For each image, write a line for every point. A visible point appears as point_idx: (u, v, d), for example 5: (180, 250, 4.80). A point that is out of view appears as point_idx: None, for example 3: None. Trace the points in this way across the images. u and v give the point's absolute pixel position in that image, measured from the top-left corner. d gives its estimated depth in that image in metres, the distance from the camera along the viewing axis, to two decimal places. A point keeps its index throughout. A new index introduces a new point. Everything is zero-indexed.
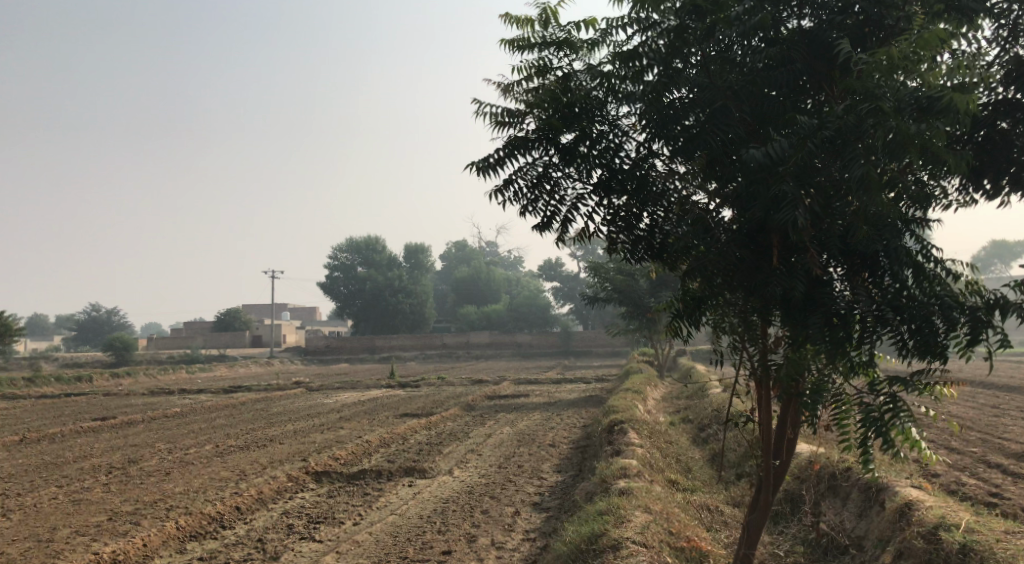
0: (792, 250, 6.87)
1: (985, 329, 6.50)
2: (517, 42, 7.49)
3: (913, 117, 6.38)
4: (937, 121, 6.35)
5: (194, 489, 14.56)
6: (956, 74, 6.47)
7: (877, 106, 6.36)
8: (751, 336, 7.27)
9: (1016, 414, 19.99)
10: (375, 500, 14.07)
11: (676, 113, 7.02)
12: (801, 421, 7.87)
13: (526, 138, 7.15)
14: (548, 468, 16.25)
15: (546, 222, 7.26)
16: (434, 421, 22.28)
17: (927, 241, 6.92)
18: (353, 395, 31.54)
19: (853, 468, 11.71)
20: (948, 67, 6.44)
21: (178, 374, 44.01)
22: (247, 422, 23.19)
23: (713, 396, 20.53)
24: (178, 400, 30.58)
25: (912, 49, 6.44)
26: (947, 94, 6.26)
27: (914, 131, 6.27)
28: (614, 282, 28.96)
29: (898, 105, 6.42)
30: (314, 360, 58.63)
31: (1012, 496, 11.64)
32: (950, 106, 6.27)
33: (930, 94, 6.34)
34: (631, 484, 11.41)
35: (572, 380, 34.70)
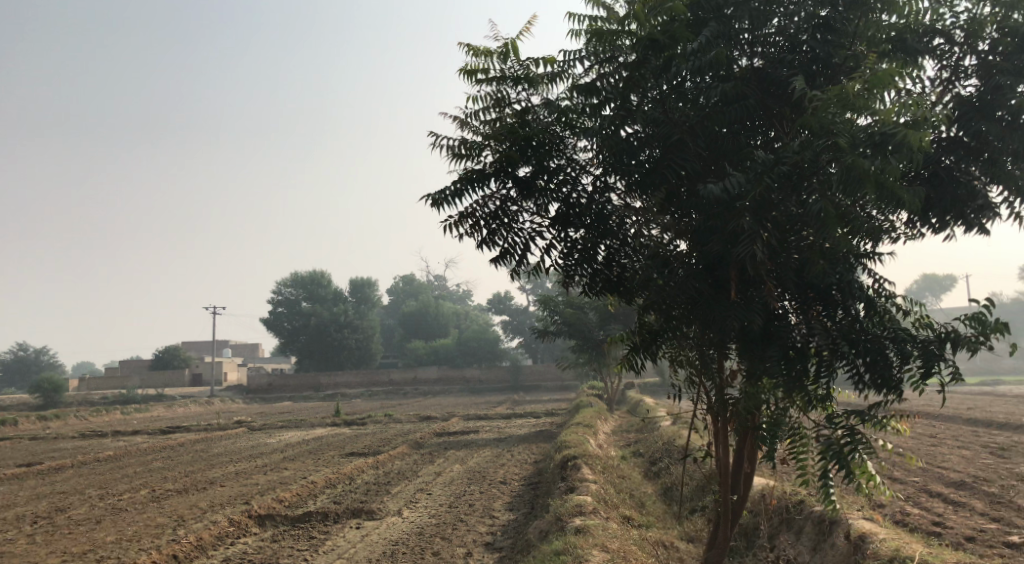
0: (748, 283, 6.88)
1: (937, 361, 6.54)
2: (475, 75, 7.42)
3: (868, 153, 6.37)
4: (892, 158, 6.32)
5: (128, 537, 14.03)
6: (908, 112, 6.49)
7: (834, 141, 6.40)
8: (709, 371, 7.23)
9: (956, 442, 20.34)
10: (321, 544, 13.69)
11: (632, 148, 7.00)
12: (758, 454, 7.82)
13: (483, 171, 7.07)
14: (500, 507, 16.02)
15: (503, 255, 7.16)
16: (382, 459, 21.91)
17: (878, 275, 6.98)
18: (297, 434, 30.92)
19: (806, 500, 11.71)
20: (899, 103, 6.45)
21: (113, 415, 42.80)
22: (186, 465, 22.54)
23: (663, 429, 20.50)
24: (112, 442, 29.67)
25: (865, 87, 6.47)
26: (899, 131, 6.26)
27: (871, 166, 6.27)
28: (563, 315, 28.92)
29: (853, 140, 6.46)
30: (257, 399, 57.56)
31: (955, 525, 11.76)
32: (904, 142, 6.28)
33: (883, 130, 6.35)
34: (586, 522, 11.24)
35: (522, 414, 34.51)
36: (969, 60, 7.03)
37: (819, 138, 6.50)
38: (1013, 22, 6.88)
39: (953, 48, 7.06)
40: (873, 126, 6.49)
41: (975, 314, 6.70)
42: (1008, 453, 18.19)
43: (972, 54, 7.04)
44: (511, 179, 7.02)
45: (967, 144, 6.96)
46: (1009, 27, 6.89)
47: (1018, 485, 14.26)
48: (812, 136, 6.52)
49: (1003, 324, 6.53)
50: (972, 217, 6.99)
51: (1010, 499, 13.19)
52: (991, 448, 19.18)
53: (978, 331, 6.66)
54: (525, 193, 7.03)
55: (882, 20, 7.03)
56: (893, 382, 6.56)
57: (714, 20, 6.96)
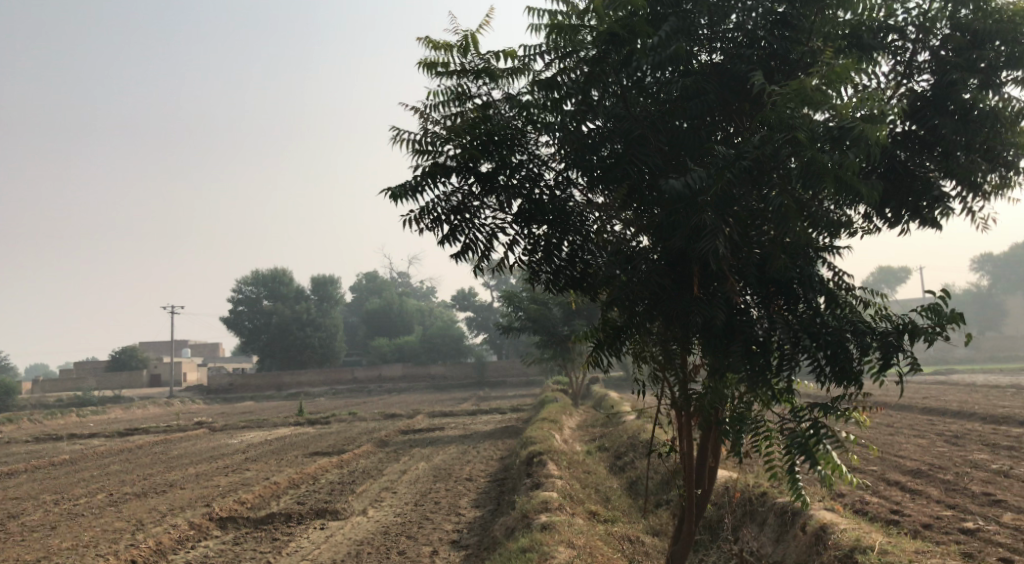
0: (711, 277, 6.88)
1: (896, 352, 6.60)
2: (436, 68, 7.35)
3: (826, 147, 6.44)
4: (850, 150, 6.38)
5: (86, 543, 13.78)
6: (865, 106, 6.52)
7: (793, 135, 6.41)
8: (672, 366, 7.24)
9: (913, 431, 20.68)
10: (284, 545, 13.57)
11: (594, 143, 6.99)
12: (722, 448, 7.83)
13: (445, 165, 7.00)
14: (465, 504, 15.98)
15: (465, 251, 7.11)
16: (346, 458, 21.78)
17: (838, 267, 7.02)
18: (259, 434, 30.62)
19: (769, 492, 11.82)
20: (856, 98, 6.48)
21: (69, 418, 42.08)
22: (145, 468, 22.20)
23: (628, 423, 20.57)
24: (69, 446, 29.12)
25: (822, 83, 6.48)
26: (857, 124, 6.30)
27: (830, 162, 6.31)
28: (527, 311, 28.91)
29: (812, 135, 6.48)
30: (217, 399, 56.86)
31: (913, 512, 11.94)
32: (861, 136, 6.31)
33: (841, 124, 6.40)
34: (552, 519, 11.23)
35: (487, 411, 34.50)
36: (922, 56, 7.09)
37: (780, 132, 6.49)
38: (963, 18, 6.99)
39: (907, 44, 7.13)
40: (831, 120, 6.52)
41: (932, 305, 6.77)
42: (964, 441, 18.50)
43: (925, 49, 7.09)
44: (473, 174, 6.97)
45: (921, 138, 7.04)
46: (960, 23, 7.00)
47: (973, 472, 14.52)
48: (773, 131, 6.52)
49: (959, 314, 6.60)
50: (926, 211, 7.06)
51: (965, 486, 13.42)
52: (946, 437, 19.52)
53: (935, 322, 6.74)
54: (487, 188, 6.99)
55: (838, 18, 7.07)
56: (853, 374, 6.60)
57: (674, 16, 6.97)
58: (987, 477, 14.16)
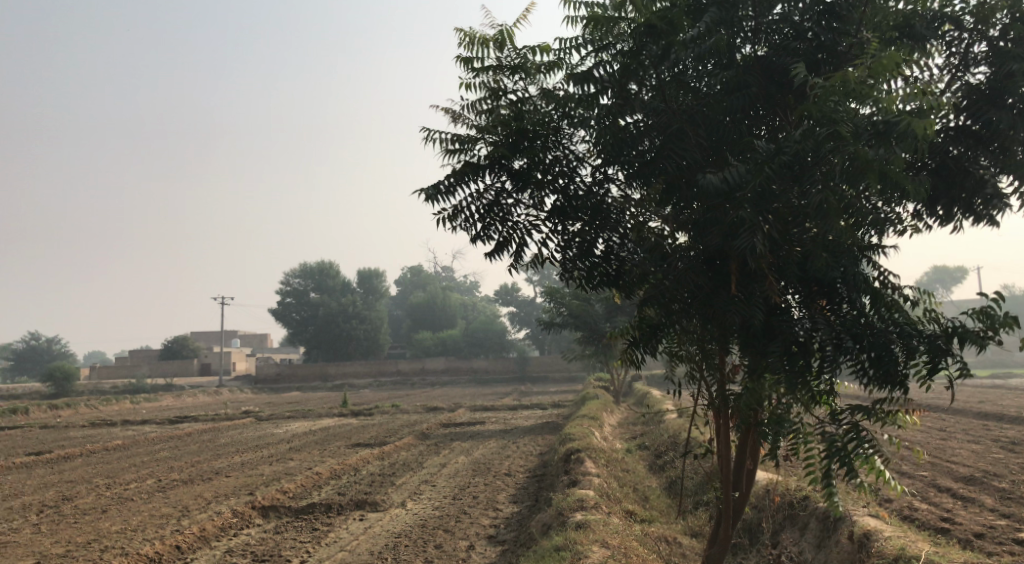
0: (749, 277, 6.69)
1: (945, 356, 6.36)
2: (472, 64, 7.29)
3: (870, 142, 6.22)
4: (896, 146, 6.15)
5: (132, 527, 13.98)
6: (914, 100, 6.29)
7: (835, 130, 6.20)
8: (710, 365, 7.09)
9: (963, 436, 20.17)
10: (324, 535, 13.64)
11: (631, 138, 6.85)
12: (761, 450, 7.65)
13: (476, 164, 6.91)
14: (504, 499, 15.92)
15: (498, 249, 7.02)
16: (387, 451, 21.86)
17: (884, 267, 6.82)
18: (303, 424, 30.92)
19: (811, 496, 11.57)
20: (905, 91, 6.26)
21: (121, 404, 42.94)
22: (191, 455, 22.51)
23: (669, 422, 20.36)
24: (119, 432, 29.67)
25: (868, 74, 6.24)
26: (904, 119, 6.07)
27: (873, 156, 6.11)
28: (570, 307, 28.82)
29: (856, 131, 6.26)
30: (265, 389, 57.54)
31: (964, 521, 11.59)
32: (908, 131, 6.09)
33: (887, 118, 6.18)
34: (588, 517, 11.11)
35: (529, 406, 34.46)
36: (979, 47, 6.83)
37: (822, 126, 6.30)
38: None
39: (962, 34, 6.88)
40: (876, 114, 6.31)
41: (984, 308, 6.53)
42: (1017, 448, 17.98)
43: (982, 40, 6.83)
44: (505, 171, 6.88)
45: (977, 133, 6.78)
46: (1020, 12, 6.71)
47: None
48: (815, 125, 6.32)
49: (1012, 318, 6.36)
50: (980, 209, 6.81)
51: (1019, 495, 13.02)
52: (1000, 443, 18.99)
53: (986, 325, 6.50)
54: (520, 185, 6.89)
55: (890, 7, 6.88)
56: (899, 378, 6.38)
57: (716, 6, 6.80)
58: None
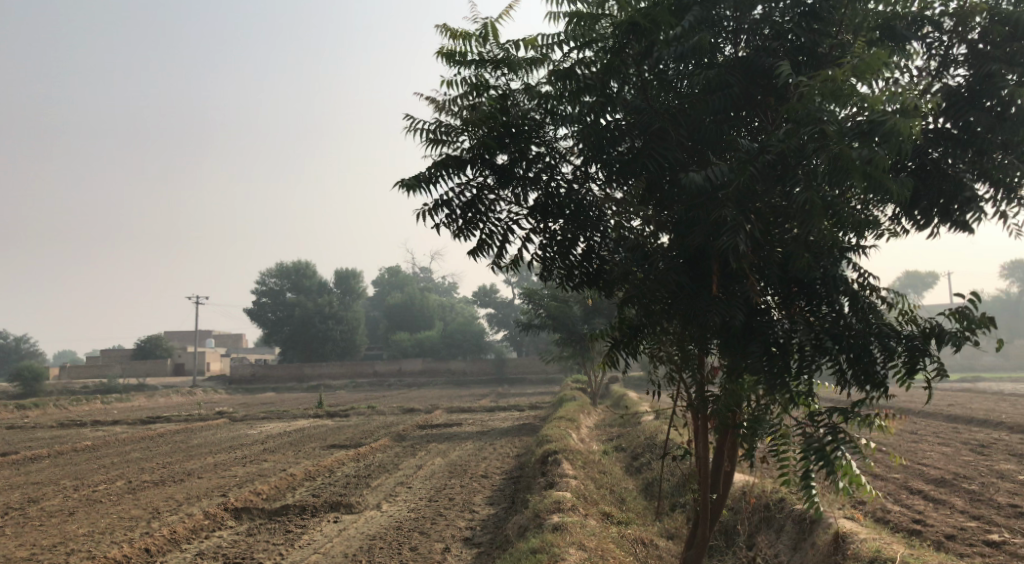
0: (730, 277, 6.68)
1: (922, 357, 6.36)
2: (454, 57, 7.25)
3: (855, 141, 6.16)
4: (880, 146, 6.10)
5: (100, 530, 13.76)
6: (898, 100, 6.24)
7: (821, 127, 6.13)
8: (689, 366, 7.03)
9: (936, 439, 20.28)
10: (298, 537, 13.49)
11: (613, 137, 6.82)
12: (739, 453, 7.60)
13: (459, 157, 6.85)
14: (480, 501, 15.83)
15: (480, 244, 6.94)
16: (363, 452, 21.70)
17: (864, 268, 6.78)
18: (277, 425, 30.67)
19: (786, 499, 11.56)
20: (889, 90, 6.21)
21: (92, 405, 42.42)
22: (163, 456, 22.23)
23: (646, 424, 20.34)
24: (90, 432, 29.26)
25: (852, 74, 6.20)
26: (889, 118, 6.03)
27: (858, 156, 6.03)
28: (548, 309, 28.76)
29: (841, 130, 6.20)
30: (240, 390, 57.09)
31: (936, 523, 11.62)
32: (892, 131, 6.04)
33: (872, 118, 6.14)
34: (564, 519, 11.03)
35: (506, 408, 34.40)
36: (959, 49, 6.82)
37: (807, 125, 6.24)
38: (1004, 10, 6.70)
39: (943, 36, 6.86)
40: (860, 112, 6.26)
41: (961, 309, 6.51)
42: (988, 451, 18.11)
43: (962, 43, 6.82)
44: (488, 166, 6.83)
45: (955, 136, 6.76)
46: (1000, 16, 6.71)
47: (999, 483, 14.17)
48: (799, 123, 6.26)
49: (988, 318, 6.36)
50: (957, 214, 6.79)
51: (990, 497, 13.10)
52: (971, 445, 19.13)
53: (963, 326, 6.48)
54: (502, 180, 6.84)
55: (870, 8, 6.86)
56: (878, 379, 6.39)
57: (698, 5, 6.74)
58: (1013, 487, 13.83)
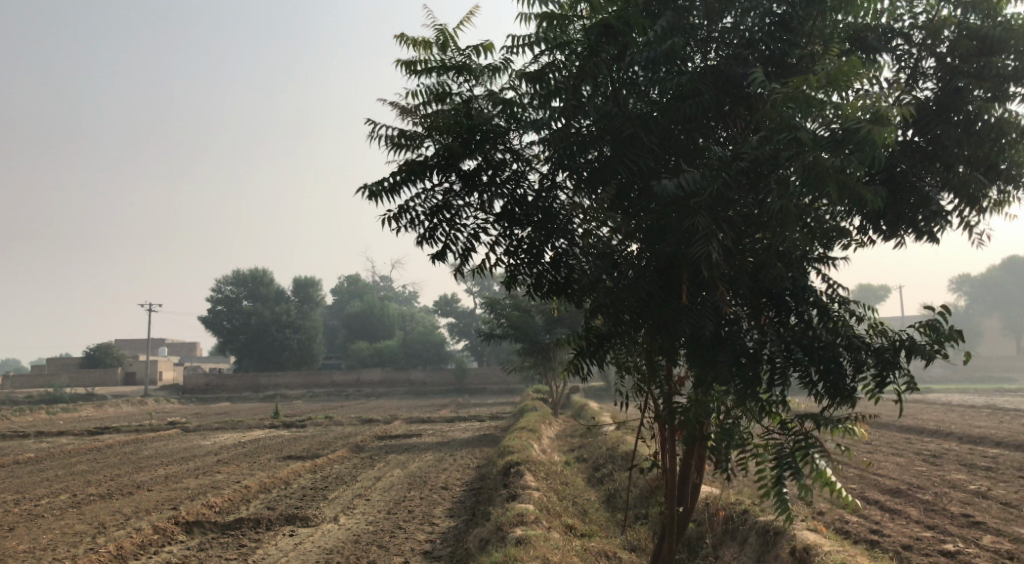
0: (700, 286, 6.55)
1: (893, 369, 6.25)
2: (414, 65, 7.09)
3: (831, 150, 6.07)
4: (856, 154, 6.01)
5: (42, 546, 13.28)
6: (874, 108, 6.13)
7: (796, 135, 6.07)
8: (657, 377, 6.90)
9: (893, 450, 20.39)
10: (252, 552, 13.15)
11: (583, 143, 6.62)
12: (707, 464, 7.48)
13: (424, 163, 6.67)
14: (440, 514, 15.59)
15: (445, 253, 6.76)
16: (320, 464, 21.33)
17: (833, 280, 6.69)
18: (232, 436, 30.11)
19: (750, 510, 11.47)
20: (862, 97, 6.12)
21: (38, 415, 41.37)
22: (112, 468, 21.65)
23: (607, 434, 20.23)
24: (36, 444, 28.44)
25: (826, 81, 6.09)
26: (864, 126, 5.92)
27: (834, 163, 5.95)
28: (510, 319, 28.52)
29: (815, 139, 6.11)
30: (192, 399, 56.11)
31: (892, 533, 11.62)
32: (868, 139, 5.94)
33: (845, 126, 6.05)
34: (527, 533, 10.81)
35: (466, 418, 34.12)
36: (928, 62, 6.71)
37: (780, 133, 6.15)
38: (971, 24, 6.60)
39: (912, 48, 6.79)
40: (835, 120, 6.16)
41: (930, 321, 6.41)
42: (943, 461, 18.24)
43: (931, 55, 6.72)
44: (455, 171, 6.65)
45: (922, 148, 6.62)
46: (969, 29, 6.60)
47: (951, 493, 14.26)
48: (772, 130, 6.16)
49: (958, 330, 6.25)
50: (923, 225, 6.63)
51: (944, 507, 13.17)
52: (924, 455, 19.30)
53: (932, 339, 6.38)
54: (468, 187, 6.67)
55: (838, 19, 6.79)
56: (847, 391, 6.25)
57: (669, 11, 6.66)
58: (968, 497, 13.92)
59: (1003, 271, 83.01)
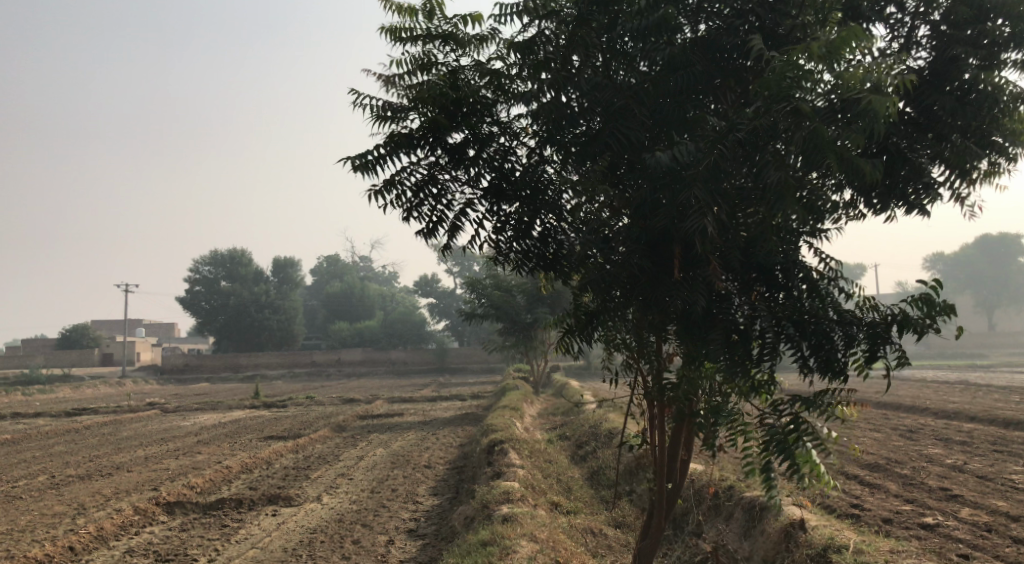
0: (693, 261, 6.49)
1: (884, 344, 6.18)
2: (400, 32, 6.93)
3: (829, 121, 6.04)
4: (856, 125, 5.97)
5: (21, 528, 13.13)
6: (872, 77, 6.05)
7: (795, 106, 5.96)
8: (647, 354, 6.81)
9: (873, 426, 20.50)
10: (235, 532, 13.04)
11: (573, 115, 6.58)
12: (695, 441, 7.40)
13: (410, 136, 6.54)
14: (423, 492, 15.53)
15: (431, 228, 6.64)
16: (302, 443, 21.22)
17: (824, 254, 6.61)
18: (213, 417, 29.92)
19: (736, 486, 11.47)
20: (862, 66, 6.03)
21: (14, 397, 40.95)
22: (91, 449, 21.45)
23: (589, 412, 20.25)
24: (14, 425, 28.17)
25: (827, 49, 5.99)
26: (866, 96, 5.88)
27: (833, 136, 5.91)
28: (491, 299, 28.42)
29: (814, 110, 6.04)
30: (170, 380, 55.75)
31: (873, 507, 11.67)
32: (869, 109, 5.89)
33: (845, 97, 6.01)
34: (513, 510, 10.76)
35: (447, 397, 34.07)
36: (921, 31, 6.62)
37: (778, 103, 6.05)
38: None
39: (905, 17, 6.69)
40: (834, 89, 6.09)
41: (923, 295, 6.30)
42: (920, 437, 18.39)
43: (924, 24, 6.63)
44: (441, 145, 6.53)
45: (914, 119, 6.54)
46: None
47: (929, 467, 14.38)
48: (772, 99, 6.05)
49: (952, 305, 6.15)
50: (913, 198, 6.57)
51: (923, 481, 13.25)
52: (902, 431, 19.42)
53: (925, 314, 6.26)
54: (455, 161, 6.56)
55: None
56: (839, 366, 6.19)
57: None
58: (946, 472, 14.02)
59: (977, 249, 83.70)
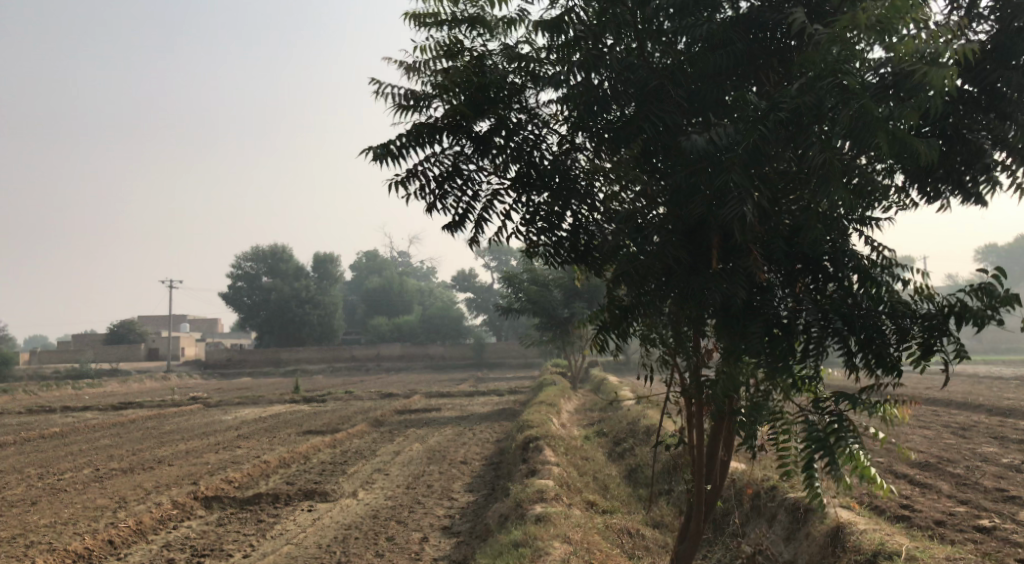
0: (732, 252, 6.12)
1: (940, 337, 5.82)
2: (425, 17, 6.67)
3: (881, 99, 5.68)
4: (908, 100, 5.64)
5: (62, 521, 13.14)
6: (927, 50, 5.67)
7: (843, 82, 5.59)
8: (685, 350, 6.45)
9: (921, 422, 19.86)
10: (270, 527, 12.92)
11: (605, 99, 6.26)
12: (735, 440, 7.02)
13: (433, 125, 6.27)
14: (459, 488, 15.32)
15: (458, 221, 6.37)
16: (340, 438, 21.15)
17: (875, 242, 6.21)
18: (253, 411, 30.06)
19: (779, 486, 11.09)
20: (916, 37, 5.65)
21: (63, 390, 41.56)
22: (133, 442, 21.58)
23: (627, 408, 19.89)
24: (60, 418, 28.52)
25: (877, 19, 5.63)
26: (920, 68, 5.54)
27: (884, 114, 5.54)
28: (527, 293, 28.19)
29: (863, 85, 5.69)
30: (213, 374, 56.31)
31: (925, 508, 11.19)
32: (924, 82, 5.53)
33: (896, 71, 5.69)
34: (548, 509, 10.49)
35: (486, 392, 33.91)
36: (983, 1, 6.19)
37: (825, 79, 5.68)
38: None
39: None
40: (886, 63, 5.78)
41: (983, 285, 5.84)
42: (971, 434, 17.77)
43: None
44: (466, 134, 6.26)
45: (973, 98, 6.13)
46: None
47: (983, 467, 13.82)
48: (817, 75, 5.70)
49: (1015, 296, 5.69)
50: (971, 185, 6.19)
51: (976, 481, 12.72)
52: (952, 428, 18.79)
53: (985, 303, 5.81)
54: (482, 150, 6.28)
55: None
56: (891, 361, 5.83)
57: None
58: (1000, 471, 13.46)
59: None
